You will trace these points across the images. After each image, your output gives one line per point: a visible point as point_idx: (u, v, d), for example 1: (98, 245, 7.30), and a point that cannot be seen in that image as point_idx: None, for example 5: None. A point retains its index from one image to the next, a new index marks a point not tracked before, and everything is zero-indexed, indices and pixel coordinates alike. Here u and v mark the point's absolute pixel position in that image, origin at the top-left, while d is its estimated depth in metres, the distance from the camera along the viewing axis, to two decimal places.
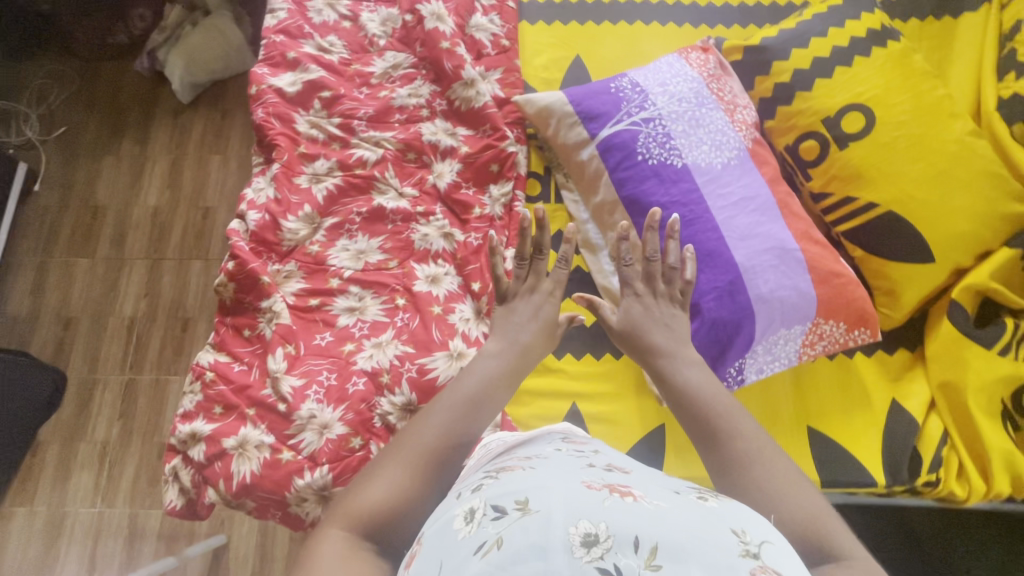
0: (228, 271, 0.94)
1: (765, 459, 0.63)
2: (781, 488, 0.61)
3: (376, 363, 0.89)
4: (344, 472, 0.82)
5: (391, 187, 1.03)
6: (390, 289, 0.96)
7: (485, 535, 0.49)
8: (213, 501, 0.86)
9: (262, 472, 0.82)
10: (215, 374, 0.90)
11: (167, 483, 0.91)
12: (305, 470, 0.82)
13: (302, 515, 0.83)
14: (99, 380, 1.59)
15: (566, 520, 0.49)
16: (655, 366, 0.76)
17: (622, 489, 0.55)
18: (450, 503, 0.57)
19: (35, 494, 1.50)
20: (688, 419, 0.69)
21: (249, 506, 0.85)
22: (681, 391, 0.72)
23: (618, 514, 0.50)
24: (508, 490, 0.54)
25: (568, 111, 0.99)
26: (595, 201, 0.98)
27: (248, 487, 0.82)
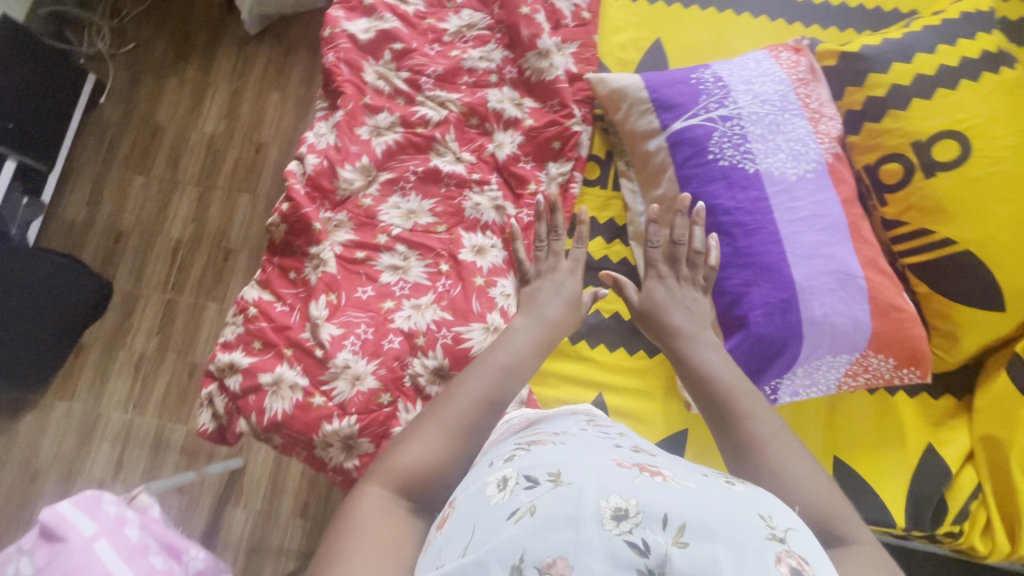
0: (282, 212, 0.96)
1: (779, 442, 0.65)
2: (796, 471, 0.62)
3: (413, 325, 0.90)
4: (370, 425, 0.84)
5: (450, 150, 1.01)
6: (435, 253, 0.96)
7: (517, 503, 0.51)
8: (243, 432, 0.90)
9: (293, 412, 0.85)
10: (257, 311, 0.93)
11: (201, 406, 0.95)
12: (334, 417, 0.84)
13: (325, 459, 0.86)
14: (142, 294, 1.66)
15: (597, 493, 0.50)
16: (674, 348, 0.78)
17: (652, 469, 0.56)
18: (482, 471, 0.58)
19: (75, 391, 1.60)
20: (703, 400, 0.72)
21: (275, 442, 0.88)
22: (701, 375, 0.73)
23: (649, 493, 0.51)
24: (539, 462, 0.55)
25: (642, 98, 0.95)
26: (655, 194, 0.95)
27: (278, 425, 0.85)
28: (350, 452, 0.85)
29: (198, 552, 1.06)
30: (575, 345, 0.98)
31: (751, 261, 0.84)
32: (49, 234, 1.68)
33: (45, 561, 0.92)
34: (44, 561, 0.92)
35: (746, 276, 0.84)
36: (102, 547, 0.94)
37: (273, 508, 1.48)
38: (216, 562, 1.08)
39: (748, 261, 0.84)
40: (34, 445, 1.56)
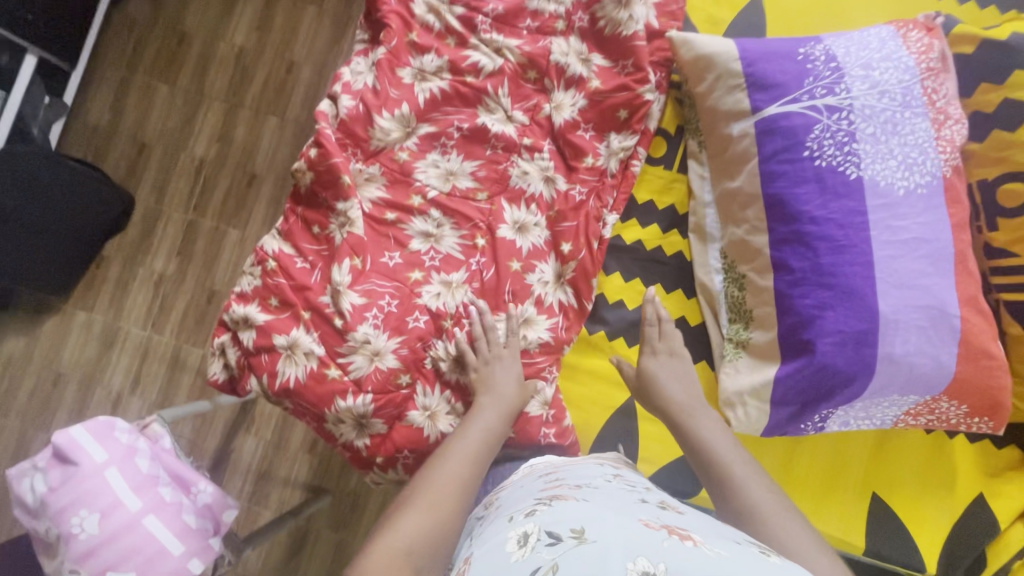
0: (309, 158, 0.86)
1: (780, 513, 0.62)
2: (799, 544, 0.58)
3: (442, 305, 0.84)
4: (386, 406, 0.80)
5: (501, 107, 0.90)
6: (472, 225, 0.87)
7: (538, 561, 0.45)
8: (253, 390, 0.85)
9: (306, 381, 0.80)
10: (276, 265, 0.86)
11: (212, 355, 0.91)
12: (348, 393, 0.79)
13: (335, 433, 0.82)
14: (163, 213, 1.60)
15: (623, 553, 0.44)
16: (672, 419, 0.75)
17: (682, 532, 0.49)
18: (502, 527, 0.54)
19: (96, 302, 1.59)
20: (702, 471, 0.69)
21: (286, 406, 0.84)
22: (696, 443, 0.71)
23: (680, 557, 0.45)
24: (562, 517, 0.50)
25: (734, 71, 0.81)
26: (729, 187, 0.84)
27: (290, 391, 0.81)
28: (362, 430, 0.81)
29: (207, 485, 1.00)
30: (611, 342, 0.90)
31: (832, 281, 0.74)
32: (71, 139, 1.61)
33: (58, 481, 0.91)
34: (57, 482, 0.91)
35: (823, 299, 0.74)
36: (112, 476, 0.92)
37: (282, 441, 1.52)
38: (224, 498, 1.01)
39: (829, 281, 0.74)
40: (55, 351, 1.58)
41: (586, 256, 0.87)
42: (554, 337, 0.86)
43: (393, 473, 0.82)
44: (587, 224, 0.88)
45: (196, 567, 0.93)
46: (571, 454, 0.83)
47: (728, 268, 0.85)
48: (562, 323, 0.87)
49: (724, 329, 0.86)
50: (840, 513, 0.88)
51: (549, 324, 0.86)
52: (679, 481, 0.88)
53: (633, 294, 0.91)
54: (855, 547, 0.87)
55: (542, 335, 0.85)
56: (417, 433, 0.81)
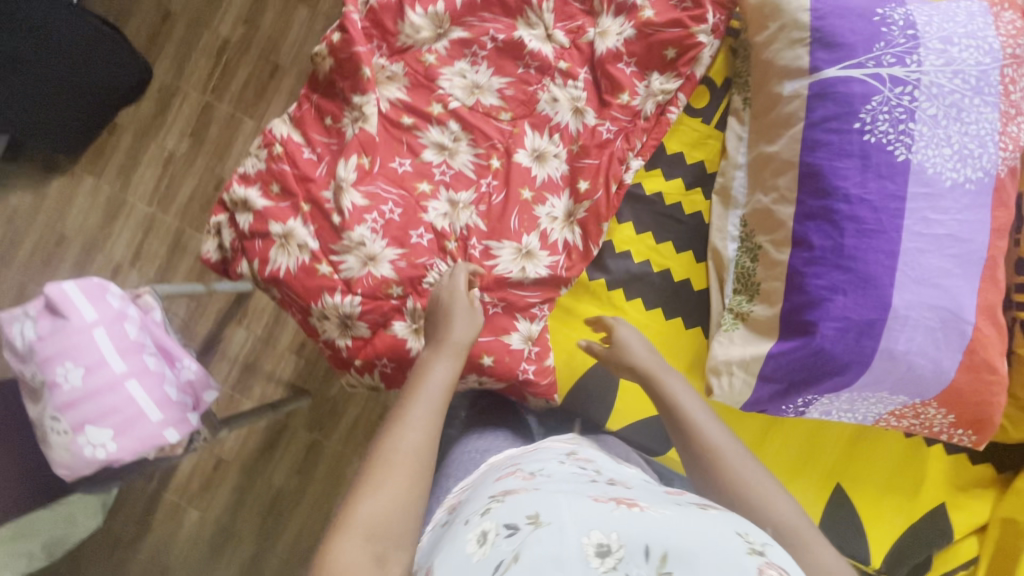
0: (331, 43, 0.81)
1: (739, 458, 0.63)
2: (750, 485, 0.60)
3: (447, 225, 0.82)
4: (372, 312, 0.79)
5: (542, 23, 0.83)
6: (490, 144, 0.83)
7: (500, 555, 0.45)
8: (243, 274, 0.85)
9: (297, 273, 0.79)
10: (282, 151, 0.83)
11: (207, 233, 0.89)
12: (337, 291, 0.79)
13: (318, 329, 0.82)
14: (179, 90, 1.61)
15: (577, 529, 0.45)
16: (643, 375, 0.73)
17: (628, 501, 0.51)
18: (458, 532, 0.52)
19: (105, 169, 1.63)
20: (669, 421, 0.69)
21: (274, 294, 0.84)
22: (665, 396, 0.70)
23: (630, 523, 0.47)
24: (516, 506, 0.50)
25: (801, 22, 0.74)
26: (766, 151, 0.79)
27: (279, 280, 0.80)
28: (346, 330, 0.81)
29: (191, 363, 1.05)
30: (609, 291, 0.88)
31: (851, 265, 0.70)
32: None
33: (46, 332, 0.92)
34: (46, 331, 0.92)
35: (836, 282, 0.71)
36: (99, 335, 0.93)
37: (272, 338, 1.57)
38: (206, 377, 1.08)
39: (847, 265, 0.70)
40: (61, 212, 1.62)
41: (602, 197, 0.83)
42: (551, 273, 0.83)
43: (367, 379, 0.82)
44: (610, 164, 0.83)
45: (171, 436, 0.95)
46: (546, 393, 0.83)
47: (745, 237, 0.83)
48: (564, 262, 0.84)
49: (727, 299, 0.84)
50: (799, 497, 0.88)
51: (549, 261, 0.83)
52: (648, 440, 0.88)
53: (642, 247, 0.88)
54: None
55: (539, 270, 0.82)
56: (401, 346, 0.80)
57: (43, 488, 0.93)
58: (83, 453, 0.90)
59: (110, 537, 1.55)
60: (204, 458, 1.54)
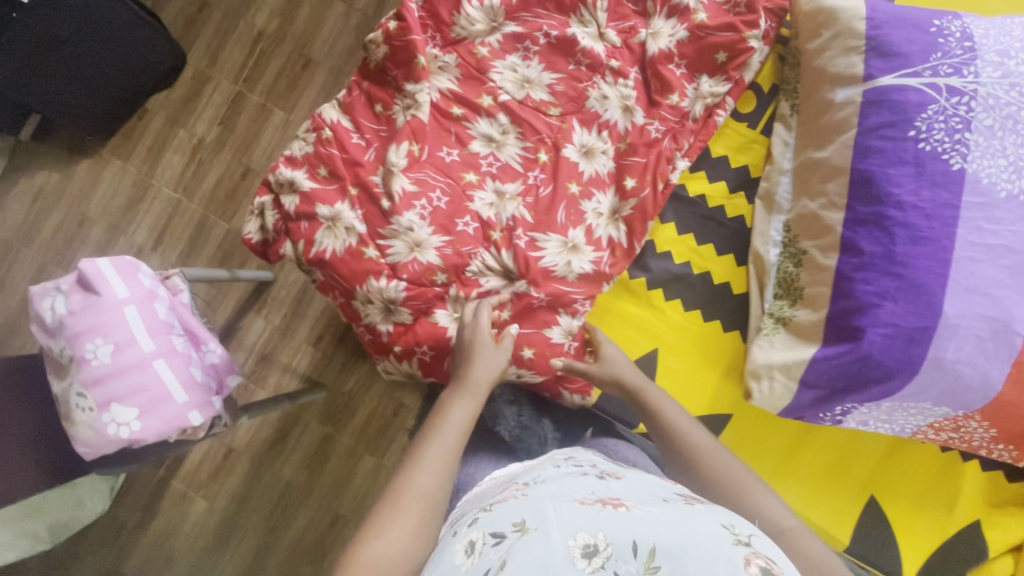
0: (387, 30, 0.82)
1: (721, 455, 0.66)
2: (734, 477, 0.64)
3: (494, 215, 0.82)
4: (416, 299, 0.79)
5: (595, 22, 0.84)
6: (538, 138, 0.84)
7: (489, 564, 0.46)
8: (286, 255, 0.85)
9: (343, 256, 0.80)
10: (332, 135, 0.84)
11: (250, 214, 0.89)
12: (382, 275, 0.79)
13: (361, 313, 0.82)
14: (211, 79, 1.64)
15: (563, 532, 0.46)
16: (627, 391, 0.76)
17: (614, 501, 0.52)
18: (447, 541, 0.53)
19: (133, 153, 1.65)
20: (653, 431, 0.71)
21: (316, 277, 0.84)
22: (651, 410, 0.73)
23: (616, 523, 0.47)
24: (503, 516, 0.51)
25: (856, 30, 0.75)
26: (814, 157, 0.80)
27: (324, 262, 0.81)
28: (389, 315, 0.81)
29: (216, 347, 1.06)
30: (649, 290, 0.88)
31: (902, 272, 0.70)
32: None
33: (78, 305, 0.93)
34: (77, 307, 0.92)
35: (886, 288, 0.71)
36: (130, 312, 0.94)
37: (291, 328, 1.57)
38: (231, 362, 1.08)
39: (898, 271, 0.70)
40: (88, 192, 1.65)
41: (648, 196, 0.84)
42: (595, 268, 0.83)
43: (405, 366, 0.82)
44: (657, 163, 0.84)
45: (195, 419, 0.96)
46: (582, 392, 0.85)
47: (788, 242, 0.83)
48: (608, 258, 0.85)
49: (767, 304, 0.84)
50: (830, 506, 0.88)
51: (594, 256, 0.83)
52: None
53: (683, 249, 0.88)
54: (837, 542, 0.87)
55: (584, 265, 0.83)
56: (441, 335, 0.80)
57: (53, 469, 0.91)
58: (107, 431, 0.89)
59: (115, 522, 1.54)
60: (215, 446, 1.53)
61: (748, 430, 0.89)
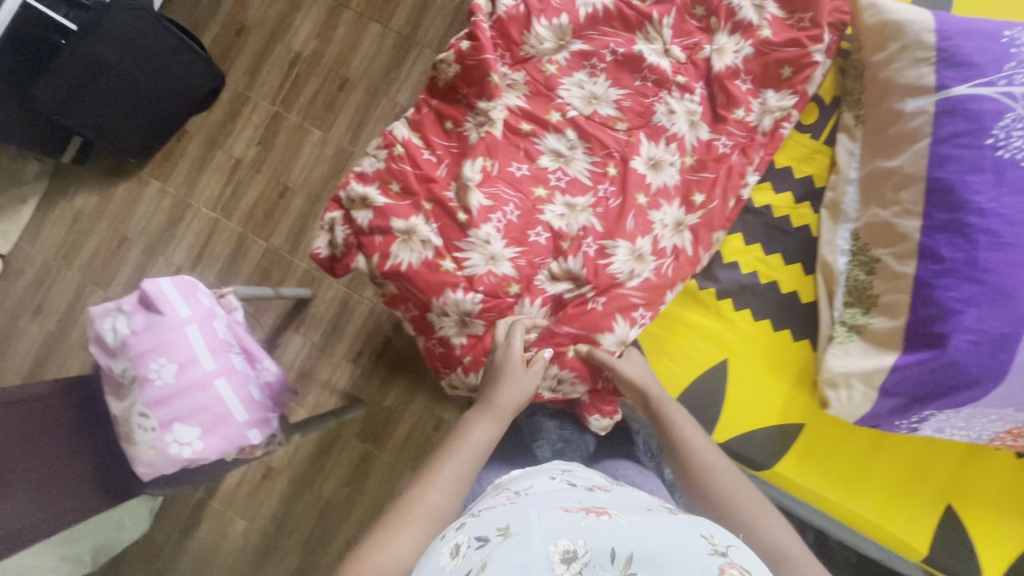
0: (459, 50, 0.84)
1: (732, 477, 0.65)
2: (743, 499, 0.62)
3: (564, 228, 0.83)
4: (491, 310, 0.81)
5: (661, 38, 0.86)
6: (606, 153, 0.85)
7: (469, 564, 0.47)
8: (357, 269, 0.86)
9: (419, 268, 0.81)
10: (403, 152, 0.86)
11: (319, 228, 0.90)
12: (458, 288, 0.80)
13: (435, 326, 0.82)
14: (250, 100, 1.66)
15: (544, 539, 0.48)
16: (649, 405, 0.75)
17: (598, 510, 0.54)
18: (435, 543, 0.54)
19: (172, 175, 1.67)
20: (666, 447, 0.71)
21: (388, 290, 0.85)
22: (660, 420, 0.73)
23: (597, 530, 0.49)
24: (489, 520, 0.53)
25: (925, 42, 0.77)
26: (883, 166, 0.81)
27: (400, 274, 0.82)
28: (463, 328, 0.82)
29: (270, 365, 1.14)
30: (718, 301, 0.89)
31: (986, 277, 0.71)
32: (174, 7, 1.69)
33: (140, 326, 1.02)
34: (140, 326, 1.01)
35: (967, 294, 0.72)
36: (191, 332, 1.03)
37: (329, 346, 1.56)
38: (283, 380, 1.17)
39: (980, 276, 0.71)
40: (127, 213, 1.67)
41: (717, 207, 0.85)
42: (657, 276, 0.84)
43: (470, 378, 0.83)
44: (726, 180, 0.86)
45: (254, 436, 1.06)
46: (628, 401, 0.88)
47: (857, 251, 0.84)
48: (671, 266, 0.85)
49: (837, 312, 0.84)
50: (906, 514, 0.87)
51: (656, 266, 0.84)
52: (755, 451, 0.88)
53: (750, 259, 0.89)
54: (915, 552, 0.87)
55: (645, 274, 0.83)
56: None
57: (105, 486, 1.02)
58: (169, 450, 0.99)
59: (153, 545, 1.53)
60: (254, 467, 1.52)
61: (821, 440, 0.88)
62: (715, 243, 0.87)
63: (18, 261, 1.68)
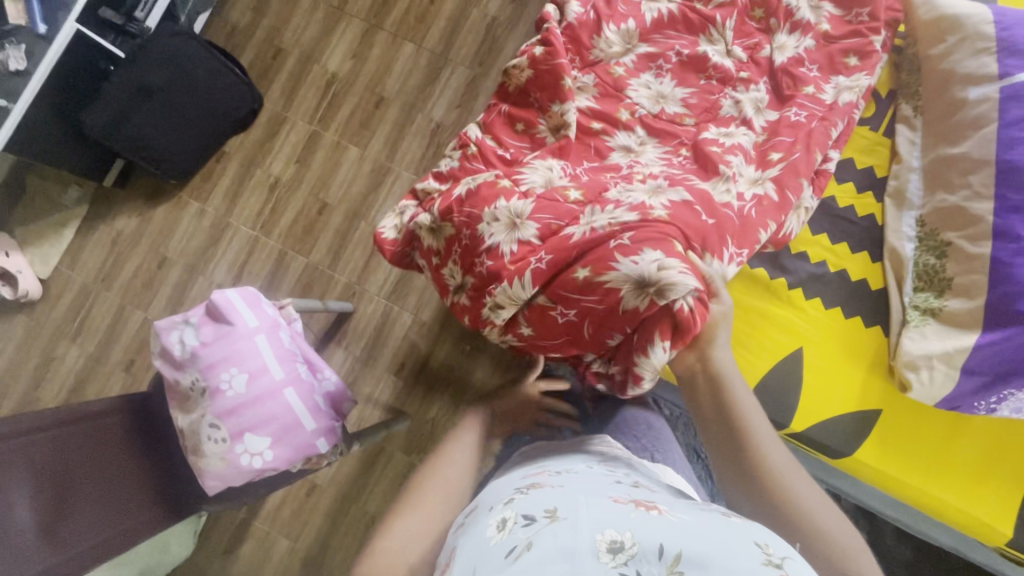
0: (532, 56, 0.87)
1: (793, 477, 0.62)
2: (804, 500, 0.60)
3: (634, 159, 0.86)
4: (545, 210, 0.78)
5: (723, 40, 0.89)
6: (677, 141, 0.86)
7: (516, 542, 0.48)
8: (418, 226, 0.88)
9: (477, 186, 0.81)
10: (477, 152, 0.89)
11: (391, 212, 0.97)
12: (512, 196, 0.80)
13: (484, 234, 0.79)
14: (287, 120, 1.69)
15: (592, 527, 0.47)
16: (714, 387, 0.69)
17: (647, 504, 0.53)
18: (482, 515, 0.56)
19: (211, 195, 1.68)
20: (725, 435, 0.66)
21: (445, 234, 0.85)
22: (726, 405, 0.68)
23: (645, 526, 0.48)
24: (538, 502, 0.54)
25: (985, 34, 0.82)
26: (948, 152, 0.85)
27: (457, 202, 0.82)
28: (513, 233, 0.78)
29: (331, 374, 1.13)
30: (790, 291, 0.91)
31: None
32: (212, 32, 1.74)
33: (210, 337, 1.02)
34: (210, 337, 1.02)
35: None
36: (261, 341, 1.04)
37: (372, 357, 1.56)
38: (345, 390, 1.13)
39: None
40: (166, 234, 1.68)
41: (799, 157, 0.85)
42: (741, 210, 0.81)
43: (516, 288, 0.75)
44: (806, 141, 0.86)
45: (322, 446, 1.05)
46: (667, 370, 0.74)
47: (925, 236, 0.86)
48: (753, 209, 0.83)
49: (907, 297, 0.87)
50: (989, 499, 0.87)
51: (738, 198, 0.82)
52: (833, 439, 0.89)
53: (818, 249, 0.92)
54: (1001, 536, 0.86)
55: (729, 196, 0.81)
56: (564, 241, 0.75)
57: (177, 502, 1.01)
58: (239, 462, 0.99)
59: (196, 568, 1.50)
60: (298, 485, 1.49)
61: (899, 427, 0.89)
62: (804, 195, 0.87)
63: (57, 286, 1.68)
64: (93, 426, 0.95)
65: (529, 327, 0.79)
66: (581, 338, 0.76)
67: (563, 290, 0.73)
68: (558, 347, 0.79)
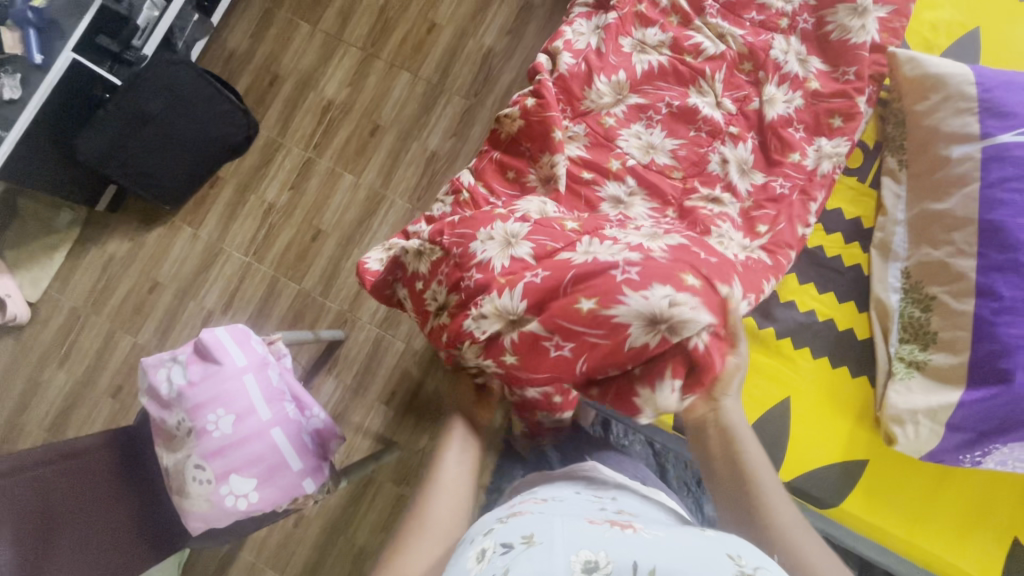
0: (524, 106, 0.89)
1: (800, 534, 0.63)
2: (814, 555, 0.61)
3: (622, 210, 0.86)
4: (539, 232, 0.77)
5: (713, 92, 0.91)
6: (665, 199, 0.87)
7: (493, 571, 0.47)
8: (411, 249, 0.86)
9: (472, 215, 0.82)
10: (469, 198, 0.89)
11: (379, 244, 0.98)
12: (506, 219, 0.79)
13: (477, 252, 0.76)
14: (283, 146, 1.69)
15: (566, 549, 0.47)
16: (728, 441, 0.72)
17: (623, 523, 0.53)
18: (464, 548, 0.55)
19: (204, 221, 1.68)
20: (737, 488, 0.68)
21: (434, 257, 0.82)
22: (738, 459, 0.70)
23: (620, 543, 0.48)
24: (516, 528, 0.53)
25: (966, 94, 0.84)
26: (933, 208, 0.86)
27: (450, 228, 0.81)
28: (506, 249, 0.75)
29: (319, 412, 1.11)
30: (778, 340, 0.92)
31: None
32: (209, 58, 1.74)
33: (197, 377, 1.01)
34: (197, 376, 1.01)
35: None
36: (248, 380, 1.03)
37: (362, 387, 1.55)
38: (332, 427, 1.11)
39: None
40: (157, 260, 1.67)
41: (786, 228, 0.87)
42: (746, 261, 0.84)
43: (505, 299, 0.71)
44: (789, 214, 0.88)
45: (309, 486, 1.04)
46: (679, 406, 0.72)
47: (910, 289, 0.87)
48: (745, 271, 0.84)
49: (893, 348, 0.87)
50: (974, 551, 0.87)
51: (741, 247, 0.86)
52: (822, 489, 0.89)
53: (805, 298, 0.93)
54: None
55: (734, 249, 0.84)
56: (565, 263, 0.71)
57: (160, 543, 0.99)
58: (224, 503, 0.98)
59: None
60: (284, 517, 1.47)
61: (884, 477, 0.89)
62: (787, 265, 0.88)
63: (46, 310, 1.67)
64: (74, 465, 0.93)
65: (514, 356, 0.71)
66: (572, 374, 0.70)
67: (562, 318, 0.67)
68: (541, 381, 0.72)
